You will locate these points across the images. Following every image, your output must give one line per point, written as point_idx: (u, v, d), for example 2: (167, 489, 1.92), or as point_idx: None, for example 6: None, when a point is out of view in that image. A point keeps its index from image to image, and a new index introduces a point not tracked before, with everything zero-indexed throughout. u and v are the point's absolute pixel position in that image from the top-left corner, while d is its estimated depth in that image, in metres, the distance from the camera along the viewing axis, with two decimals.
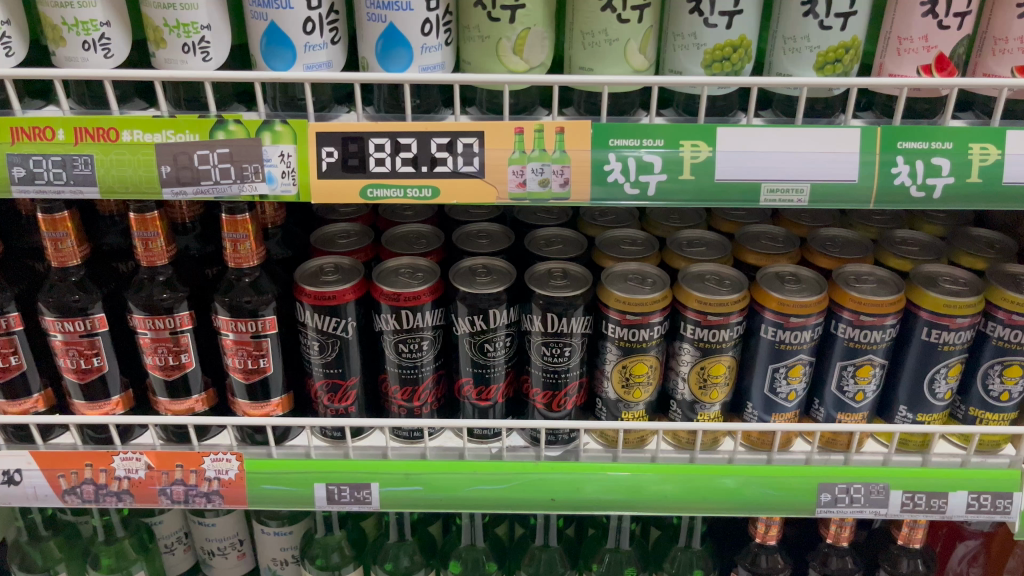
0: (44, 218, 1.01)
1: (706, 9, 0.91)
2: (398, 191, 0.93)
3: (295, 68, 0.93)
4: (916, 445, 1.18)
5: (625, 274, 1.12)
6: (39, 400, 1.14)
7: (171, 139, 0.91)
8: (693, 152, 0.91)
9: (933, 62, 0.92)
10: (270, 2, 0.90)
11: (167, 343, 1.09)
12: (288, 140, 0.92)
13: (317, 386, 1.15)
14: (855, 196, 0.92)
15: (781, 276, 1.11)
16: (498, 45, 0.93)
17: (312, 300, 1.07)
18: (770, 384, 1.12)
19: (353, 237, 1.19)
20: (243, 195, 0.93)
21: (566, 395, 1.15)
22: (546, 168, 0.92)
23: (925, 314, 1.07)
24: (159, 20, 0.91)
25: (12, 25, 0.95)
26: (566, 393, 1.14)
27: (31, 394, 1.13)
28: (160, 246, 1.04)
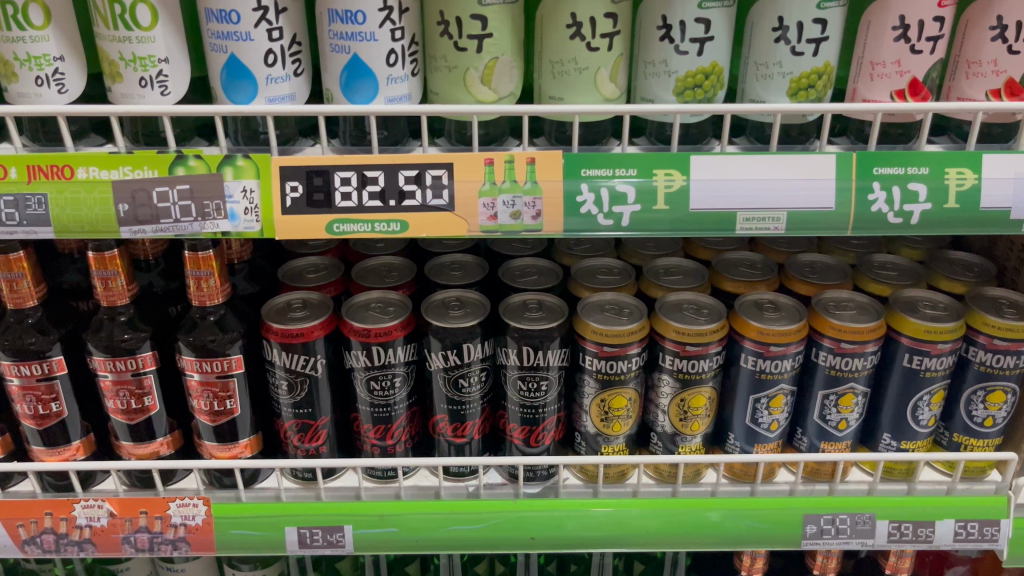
0: None
1: (677, 36, 0.89)
2: (365, 225, 0.90)
3: (257, 101, 0.90)
4: (901, 474, 1.16)
5: (601, 304, 1.09)
6: None
7: (129, 176, 0.88)
8: (667, 181, 0.89)
9: (906, 87, 0.91)
10: (230, 33, 0.87)
11: (129, 386, 1.06)
12: (250, 175, 0.89)
13: (287, 426, 1.11)
14: (833, 224, 0.90)
15: (760, 304, 1.09)
16: (466, 75, 0.91)
17: (279, 338, 1.04)
18: (751, 414, 1.10)
19: (323, 271, 1.16)
20: (204, 233, 0.90)
21: (544, 430, 1.12)
22: (517, 200, 0.90)
23: (906, 340, 1.06)
24: (115, 54, 0.88)
25: None
26: (544, 429, 1.11)
27: None
28: (120, 286, 1.01)
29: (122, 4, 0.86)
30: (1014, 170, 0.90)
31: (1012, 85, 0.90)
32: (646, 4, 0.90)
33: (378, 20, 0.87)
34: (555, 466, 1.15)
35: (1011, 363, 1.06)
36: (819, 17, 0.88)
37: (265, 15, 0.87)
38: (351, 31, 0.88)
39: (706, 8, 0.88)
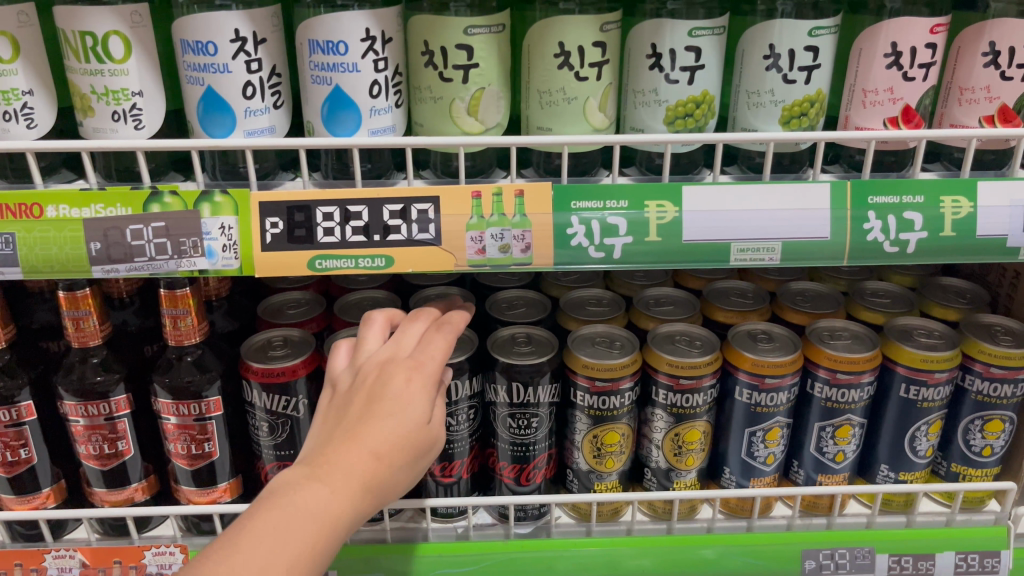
0: None
1: (667, 64, 0.88)
2: (348, 261, 0.87)
3: (235, 134, 0.87)
4: (899, 505, 1.13)
5: (592, 337, 1.07)
6: None
7: (101, 214, 0.85)
8: (659, 213, 0.87)
9: (900, 114, 0.90)
10: (206, 66, 0.84)
11: (102, 431, 1.01)
12: (229, 211, 0.86)
13: (268, 468, 1.07)
14: (828, 254, 0.88)
15: (753, 335, 1.07)
16: (451, 106, 0.89)
17: (259, 378, 1.00)
18: (747, 448, 1.07)
19: (304, 306, 1.13)
20: (181, 272, 0.86)
21: (535, 467, 1.08)
22: (506, 233, 0.87)
23: (902, 369, 1.04)
24: (87, 88, 0.85)
25: None
26: (535, 466, 1.08)
27: None
28: (93, 326, 0.96)
29: (94, 37, 0.83)
30: (1010, 197, 0.88)
31: (1005, 111, 0.90)
32: (635, 32, 0.89)
33: (361, 50, 0.85)
34: (547, 505, 1.11)
35: (1008, 392, 1.04)
36: (811, 45, 0.86)
37: (243, 46, 0.84)
38: (333, 62, 0.85)
39: (696, 37, 0.86)
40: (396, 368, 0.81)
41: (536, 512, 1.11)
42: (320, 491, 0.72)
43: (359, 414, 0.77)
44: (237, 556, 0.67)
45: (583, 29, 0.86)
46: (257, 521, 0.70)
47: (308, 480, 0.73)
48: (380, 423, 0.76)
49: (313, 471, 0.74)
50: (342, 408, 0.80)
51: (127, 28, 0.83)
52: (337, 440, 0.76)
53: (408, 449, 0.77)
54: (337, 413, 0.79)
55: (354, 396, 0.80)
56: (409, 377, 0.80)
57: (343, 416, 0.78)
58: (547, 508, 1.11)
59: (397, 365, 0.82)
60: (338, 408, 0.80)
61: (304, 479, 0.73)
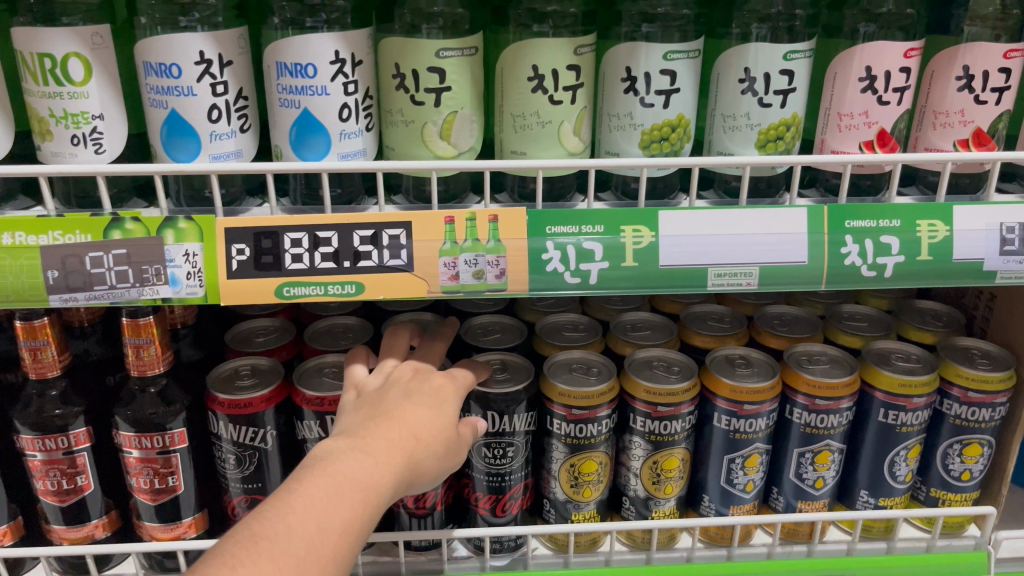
0: None
1: (642, 88, 0.87)
2: (318, 288, 0.84)
3: (200, 159, 0.85)
4: (879, 532, 1.11)
5: (569, 364, 1.05)
6: None
7: (59, 241, 0.81)
8: (635, 238, 0.86)
9: (875, 138, 0.89)
10: (170, 88, 0.82)
11: (60, 465, 0.97)
12: (193, 237, 0.83)
13: (235, 502, 1.03)
14: (806, 278, 0.87)
15: (731, 360, 1.06)
16: (424, 130, 0.87)
17: (225, 409, 0.97)
18: (726, 475, 1.06)
19: (273, 334, 1.10)
20: (143, 301, 0.83)
21: (511, 497, 1.06)
22: (479, 258, 0.85)
23: (880, 394, 1.03)
24: (45, 110, 0.82)
25: None
26: (511, 496, 1.06)
27: None
28: (51, 357, 0.93)
29: (53, 58, 0.80)
30: (986, 221, 0.88)
31: (980, 134, 0.90)
32: (609, 55, 0.88)
33: (330, 73, 0.83)
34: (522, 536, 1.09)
35: (986, 416, 1.03)
36: (786, 68, 0.86)
37: (209, 68, 0.82)
38: (301, 84, 0.83)
39: (672, 60, 0.85)
40: (428, 373, 0.90)
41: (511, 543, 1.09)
42: (365, 461, 0.76)
43: (392, 405, 0.84)
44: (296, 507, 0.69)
45: (557, 53, 0.85)
46: (307, 483, 0.72)
47: (351, 451, 0.77)
48: (418, 412, 0.84)
49: (357, 444, 0.78)
50: (375, 400, 0.86)
51: (88, 49, 0.81)
52: (379, 421, 0.82)
53: (439, 438, 0.84)
54: (373, 403, 0.85)
55: (386, 392, 0.86)
56: (441, 383, 0.90)
57: (377, 406, 0.84)
58: (523, 539, 1.08)
59: (426, 373, 0.90)
60: (373, 398, 0.86)
61: (347, 450, 0.77)
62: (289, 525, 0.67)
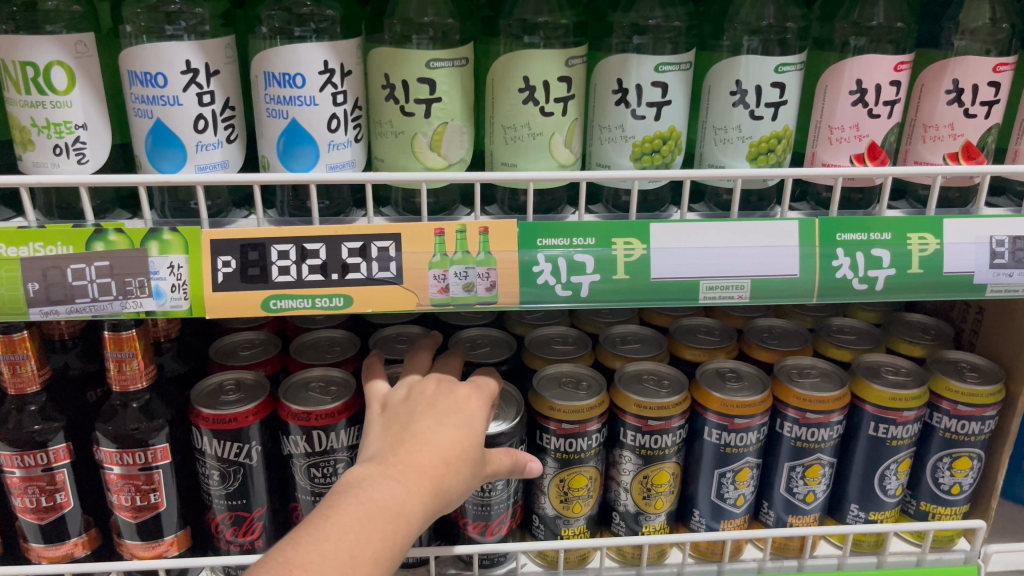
0: None
1: (633, 100, 0.86)
2: (304, 301, 0.83)
3: (185, 170, 0.83)
4: (869, 546, 1.11)
5: (559, 377, 1.04)
6: None
7: (40, 252, 0.80)
8: (627, 250, 0.85)
9: (865, 151, 0.90)
10: (156, 98, 0.80)
11: (39, 482, 0.95)
12: (178, 249, 0.82)
13: (218, 519, 1.01)
14: (797, 291, 0.87)
15: (721, 374, 1.05)
16: (413, 141, 0.86)
17: (210, 424, 0.95)
18: (716, 490, 1.05)
19: (258, 348, 1.08)
20: (126, 313, 0.82)
21: (501, 521, 1.04)
22: (470, 271, 0.84)
23: (870, 408, 1.03)
24: (27, 120, 0.81)
25: None
26: (501, 520, 1.04)
27: None
28: (31, 370, 0.91)
29: (35, 67, 0.79)
30: (975, 234, 0.88)
31: (969, 148, 0.91)
32: (601, 66, 0.87)
33: (319, 83, 0.82)
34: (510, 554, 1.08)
35: (975, 429, 1.03)
36: (777, 81, 0.86)
37: (195, 77, 0.81)
38: (289, 95, 0.82)
39: (663, 72, 0.85)
40: (452, 387, 0.89)
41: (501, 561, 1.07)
42: (397, 489, 0.75)
43: (424, 424, 0.82)
44: (328, 541, 0.68)
45: (549, 64, 0.84)
46: (340, 511, 0.71)
47: (383, 476, 0.76)
48: (449, 433, 0.82)
49: (389, 470, 0.76)
50: (403, 418, 0.84)
51: (71, 58, 0.80)
52: (410, 442, 0.80)
53: (472, 459, 0.82)
54: (402, 420, 0.84)
55: (415, 408, 0.85)
56: (468, 398, 0.88)
57: (406, 423, 0.83)
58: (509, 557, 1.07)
59: (449, 388, 0.89)
60: (400, 415, 0.85)
61: (379, 476, 0.76)
62: (323, 555, 0.67)
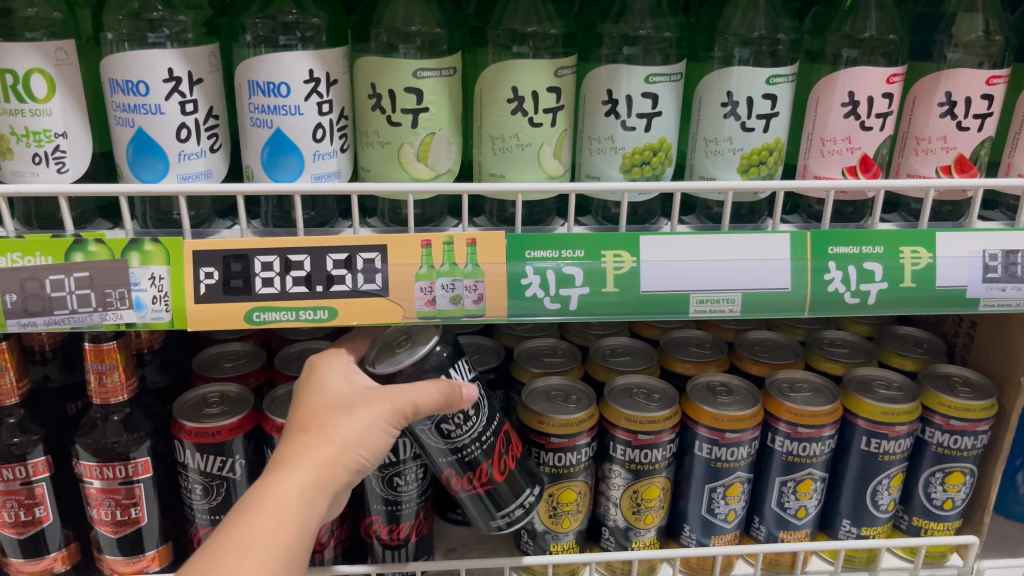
0: None
1: (623, 111, 0.85)
2: (289, 313, 0.82)
3: (167, 180, 0.82)
4: (862, 562, 1.10)
5: (548, 390, 1.02)
6: None
7: (19, 263, 0.78)
8: (616, 263, 0.84)
9: (858, 163, 0.89)
10: (137, 106, 0.79)
11: (17, 496, 0.93)
12: (160, 261, 0.80)
13: (201, 534, 0.99)
14: (789, 305, 0.86)
15: (712, 387, 1.04)
16: (400, 151, 0.85)
17: (192, 437, 0.93)
18: (707, 505, 1.04)
19: (242, 359, 1.07)
20: (106, 326, 0.80)
21: (505, 449, 0.92)
22: (457, 283, 0.83)
23: (862, 422, 1.02)
24: (6, 128, 0.79)
25: None
26: (507, 449, 0.92)
27: None
28: (10, 382, 0.89)
29: (15, 75, 0.77)
30: (968, 248, 0.87)
31: (962, 161, 0.90)
32: (591, 77, 0.86)
33: (304, 92, 0.81)
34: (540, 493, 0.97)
35: (968, 444, 1.02)
36: (769, 92, 0.85)
37: (178, 86, 0.80)
38: (273, 104, 0.81)
39: (653, 83, 0.84)
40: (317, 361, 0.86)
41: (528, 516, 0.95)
42: (273, 481, 0.74)
43: (295, 411, 0.80)
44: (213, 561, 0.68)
45: (538, 75, 0.83)
46: (224, 530, 0.71)
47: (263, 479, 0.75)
48: (314, 407, 0.79)
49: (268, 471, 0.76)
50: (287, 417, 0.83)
51: (51, 65, 0.78)
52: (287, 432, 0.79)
53: (351, 411, 0.79)
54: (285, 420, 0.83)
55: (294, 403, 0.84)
56: (323, 367, 0.84)
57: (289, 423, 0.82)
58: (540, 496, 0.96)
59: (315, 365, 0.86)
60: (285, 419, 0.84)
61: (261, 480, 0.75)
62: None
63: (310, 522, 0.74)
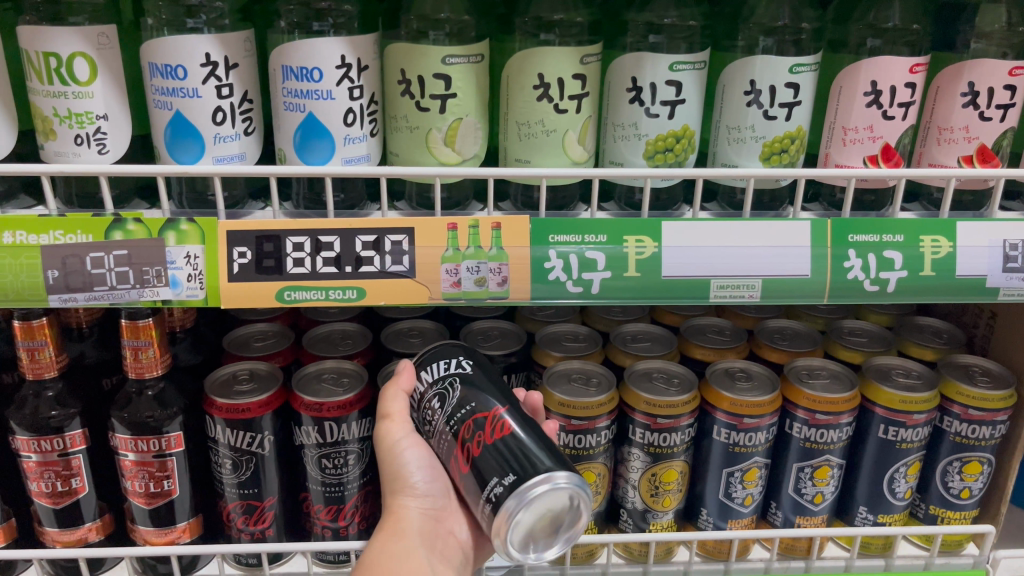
0: (12, 325, 0.90)
1: (647, 98, 0.87)
2: (318, 292, 0.84)
3: (203, 161, 0.85)
4: (878, 548, 1.11)
5: (569, 374, 1.04)
6: None
7: (61, 240, 0.81)
8: (638, 248, 0.86)
9: (879, 152, 0.90)
10: (175, 90, 0.82)
11: (55, 467, 0.96)
12: (195, 240, 0.83)
13: (230, 507, 1.02)
14: (809, 291, 0.87)
15: (732, 373, 1.05)
16: (428, 136, 0.87)
17: (223, 413, 0.96)
18: (724, 489, 1.05)
19: (272, 339, 1.09)
20: (143, 302, 0.83)
21: (464, 441, 0.83)
22: (481, 265, 0.85)
23: (880, 410, 1.03)
24: (49, 110, 0.82)
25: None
26: (467, 439, 0.83)
27: None
28: (49, 357, 0.92)
29: (58, 58, 0.80)
30: (988, 238, 0.88)
31: (984, 151, 0.91)
32: (615, 64, 0.88)
33: (336, 77, 0.83)
34: (506, 489, 0.78)
35: (986, 434, 1.03)
36: (791, 81, 0.86)
37: (214, 70, 0.82)
38: (306, 88, 0.83)
39: (677, 70, 0.86)
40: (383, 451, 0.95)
41: (497, 511, 0.77)
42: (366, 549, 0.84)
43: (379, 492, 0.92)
44: None
45: (563, 62, 0.85)
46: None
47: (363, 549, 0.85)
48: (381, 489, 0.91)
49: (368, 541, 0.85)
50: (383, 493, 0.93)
51: (93, 49, 0.81)
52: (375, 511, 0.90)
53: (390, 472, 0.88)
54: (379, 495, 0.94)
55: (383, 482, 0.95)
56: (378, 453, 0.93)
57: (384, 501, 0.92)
58: (505, 486, 0.77)
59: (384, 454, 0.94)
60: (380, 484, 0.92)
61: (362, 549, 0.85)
62: None
63: (412, 559, 0.82)
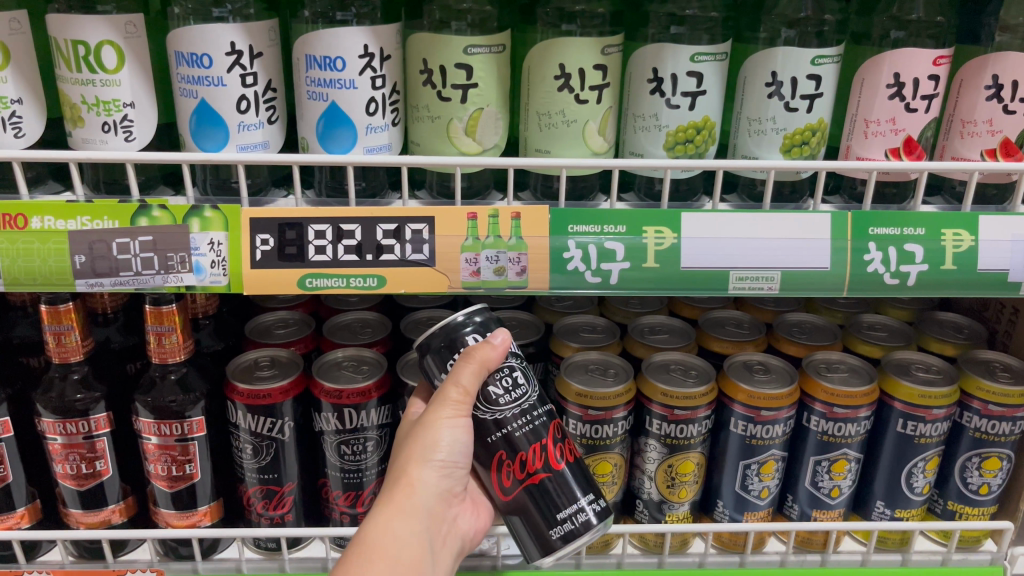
0: (46, 310, 0.91)
1: (668, 89, 0.87)
2: (340, 280, 0.85)
3: (227, 149, 0.86)
4: (894, 543, 1.11)
5: (586, 364, 1.05)
6: (23, 515, 1.02)
7: (87, 226, 0.82)
8: (657, 239, 0.86)
9: (901, 145, 0.89)
10: (200, 78, 0.83)
11: (80, 450, 0.98)
12: (218, 227, 0.84)
13: (250, 492, 1.04)
14: (828, 284, 0.87)
15: (750, 365, 1.05)
16: (449, 126, 0.87)
17: (244, 399, 0.98)
18: (741, 481, 1.05)
19: (293, 326, 1.11)
20: (167, 288, 0.84)
21: (557, 440, 0.90)
22: (501, 255, 0.85)
23: (899, 404, 1.02)
24: (77, 98, 0.84)
25: (24, 103, 0.86)
26: (559, 440, 0.91)
27: (14, 508, 1.01)
28: (75, 341, 0.94)
29: (87, 46, 0.81)
30: (1011, 232, 0.87)
31: (1007, 145, 0.90)
32: (636, 56, 0.88)
33: (358, 67, 0.84)
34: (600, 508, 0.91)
35: (1006, 430, 1.02)
36: (814, 73, 0.86)
37: (239, 59, 0.83)
38: (329, 78, 0.84)
39: (698, 62, 0.86)
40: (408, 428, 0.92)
41: (590, 524, 0.90)
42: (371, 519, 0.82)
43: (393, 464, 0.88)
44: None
45: (584, 52, 0.85)
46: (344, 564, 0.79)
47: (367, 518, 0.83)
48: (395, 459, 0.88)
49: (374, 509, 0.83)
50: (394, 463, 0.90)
51: (121, 37, 0.82)
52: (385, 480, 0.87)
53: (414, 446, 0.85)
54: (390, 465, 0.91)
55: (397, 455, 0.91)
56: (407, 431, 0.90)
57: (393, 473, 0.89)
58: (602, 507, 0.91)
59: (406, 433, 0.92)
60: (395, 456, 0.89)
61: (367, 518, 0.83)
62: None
63: (414, 544, 0.81)
